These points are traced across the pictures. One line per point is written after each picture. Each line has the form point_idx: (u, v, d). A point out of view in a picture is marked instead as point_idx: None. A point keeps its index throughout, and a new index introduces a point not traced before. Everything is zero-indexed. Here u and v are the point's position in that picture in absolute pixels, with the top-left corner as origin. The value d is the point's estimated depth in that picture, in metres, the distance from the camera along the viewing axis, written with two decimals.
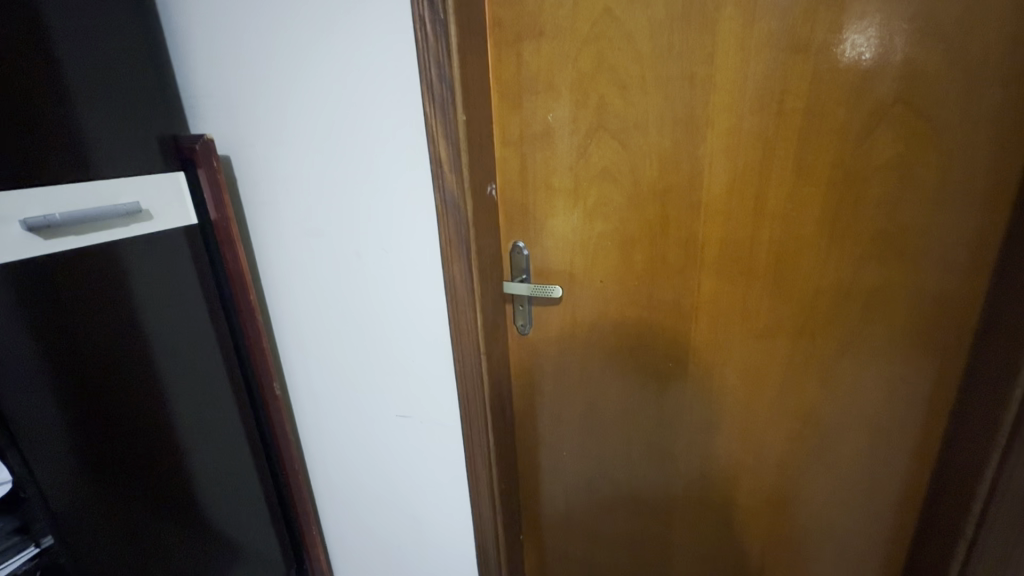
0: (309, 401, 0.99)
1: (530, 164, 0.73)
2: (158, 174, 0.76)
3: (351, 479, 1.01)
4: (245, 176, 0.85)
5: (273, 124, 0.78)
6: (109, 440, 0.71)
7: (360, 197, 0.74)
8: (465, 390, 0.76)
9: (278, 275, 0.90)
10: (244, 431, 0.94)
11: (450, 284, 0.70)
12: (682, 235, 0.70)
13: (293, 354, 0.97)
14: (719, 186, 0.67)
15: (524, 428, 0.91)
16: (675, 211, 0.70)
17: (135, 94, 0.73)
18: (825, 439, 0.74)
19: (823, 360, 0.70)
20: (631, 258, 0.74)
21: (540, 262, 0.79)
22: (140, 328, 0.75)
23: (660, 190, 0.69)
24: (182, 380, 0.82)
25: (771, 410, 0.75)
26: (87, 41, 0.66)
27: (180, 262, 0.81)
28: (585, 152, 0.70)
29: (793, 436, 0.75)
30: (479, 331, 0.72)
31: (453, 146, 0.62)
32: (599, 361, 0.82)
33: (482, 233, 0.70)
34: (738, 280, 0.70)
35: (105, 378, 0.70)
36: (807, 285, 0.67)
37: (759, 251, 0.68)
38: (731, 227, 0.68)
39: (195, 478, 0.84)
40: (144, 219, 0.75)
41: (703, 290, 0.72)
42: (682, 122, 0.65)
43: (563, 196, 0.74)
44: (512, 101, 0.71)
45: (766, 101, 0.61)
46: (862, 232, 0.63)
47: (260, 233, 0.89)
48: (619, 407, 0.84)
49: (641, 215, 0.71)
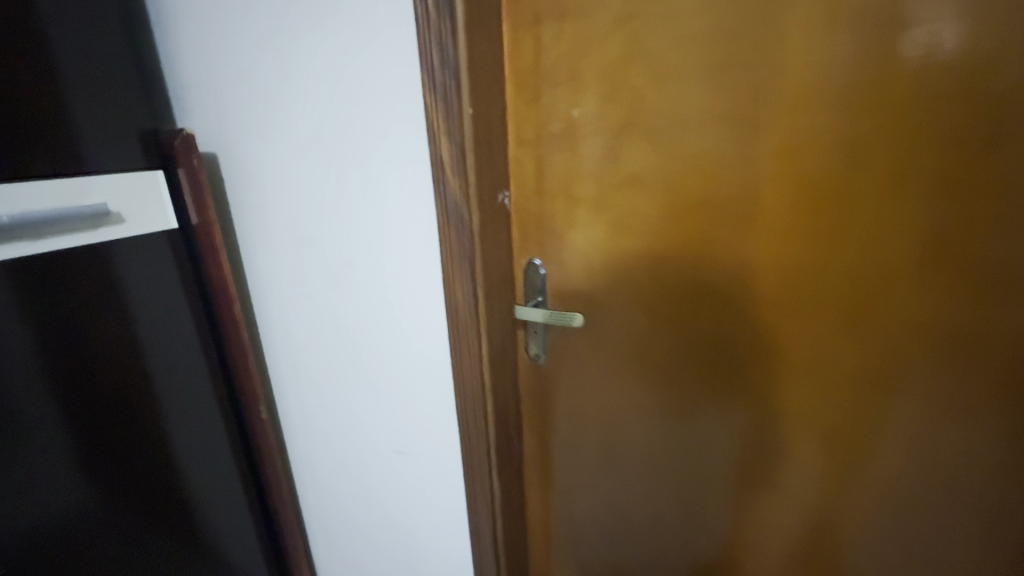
0: (301, 424, 0.90)
1: (549, 169, 0.63)
2: (132, 172, 0.68)
3: (345, 511, 0.92)
4: (229, 175, 0.77)
5: (261, 121, 0.69)
6: (82, 461, 0.64)
7: (355, 207, 0.66)
8: (467, 428, 0.67)
9: (270, 287, 0.81)
10: (233, 456, 0.86)
11: (451, 306, 0.60)
12: (705, 258, 0.60)
13: (283, 373, 0.88)
14: (746, 202, 0.56)
15: (533, 466, 0.82)
16: (717, 229, 0.59)
17: (119, 85, 0.66)
18: (869, 502, 0.62)
19: (886, 410, 0.58)
20: (665, 281, 0.63)
21: (557, 282, 0.69)
22: (139, 340, 0.70)
23: (702, 202, 0.58)
24: (180, 397, 0.76)
25: (809, 466, 0.64)
26: (70, 25, 0.60)
27: (165, 270, 0.73)
28: (614, 156, 0.60)
29: (836, 498, 0.64)
30: (484, 363, 0.63)
31: (457, 146, 0.52)
32: (623, 397, 0.71)
33: (491, 250, 0.60)
34: (764, 311, 0.60)
35: (88, 394, 0.65)
36: (848, 320, 0.56)
37: (790, 279, 0.57)
38: (758, 250, 0.58)
39: (192, 503, 0.78)
40: (117, 223, 0.66)
41: (743, 322, 0.61)
42: (732, 121, 0.54)
43: (585, 209, 0.64)
44: (530, 95, 0.61)
45: (840, 96, 0.50)
46: (914, 261, 0.52)
47: (247, 240, 0.80)
48: (643, 450, 0.73)
49: (676, 232, 0.60)
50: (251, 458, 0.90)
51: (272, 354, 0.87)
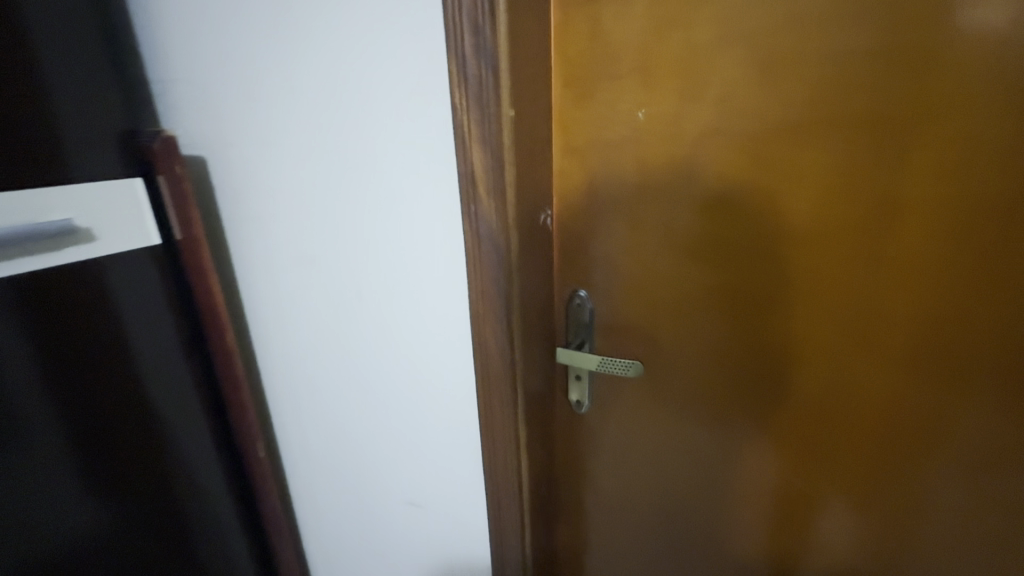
0: (304, 459, 0.80)
1: (602, 181, 0.53)
2: (107, 181, 0.58)
3: (354, 557, 0.82)
4: (220, 184, 0.67)
5: (255, 122, 0.59)
6: (55, 507, 0.56)
7: (366, 226, 0.56)
8: (494, 486, 0.57)
9: (270, 310, 0.71)
10: (230, 495, 0.76)
11: (480, 348, 0.50)
12: (737, 283, 0.51)
13: (284, 403, 0.78)
14: (789, 219, 0.48)
15: (566, 516, 0.73)
16: (779, 250, 0.49)
17: (93, 82, 0.57)
18: (912, 562, 0.55)
19: (970, 456, 0.48)
20: (721, 312, 0.53)
21: (604, 315, 0.59)
22: (145, 359, 0.63)
23: (783, 220, 0.48)
24: (184, 421, 0.69)
25: (854, 524, 0.56)
26: (33, 12, 0.52)
27: (153, 294, 0.64)
28: (684, 168, 0.49)
29: (881, 558, 0.56)
30: (519, 415, 0.53)
31: (494, 160, 0.42)
32: (675, 448, 0.61)
33: (530, 281, 0.50)
34: (797, 345, 0.51)
35: (95, 414, 0.59)
36: (893, 359, 0.48)
37: (829, 309, 0.49)
38: (795, 274, 0.49)
39: (197, 537, 0.71)
40: (84, 240, 0.56)
41: (801, 353, 0.51)
42: (821, 127, 0.44)
43: (644, 232, 0.53)
44: (584, 93, 0.50)
45: (963, 85, 0.39)
46: (978, 290, 0.44)
47: (242, 256, 0.70)
48: (696, 507, 0.63)
49: (743, 253, 0.50)
50: (247, 499, 0.79)
51: (271, 383, 0.77)
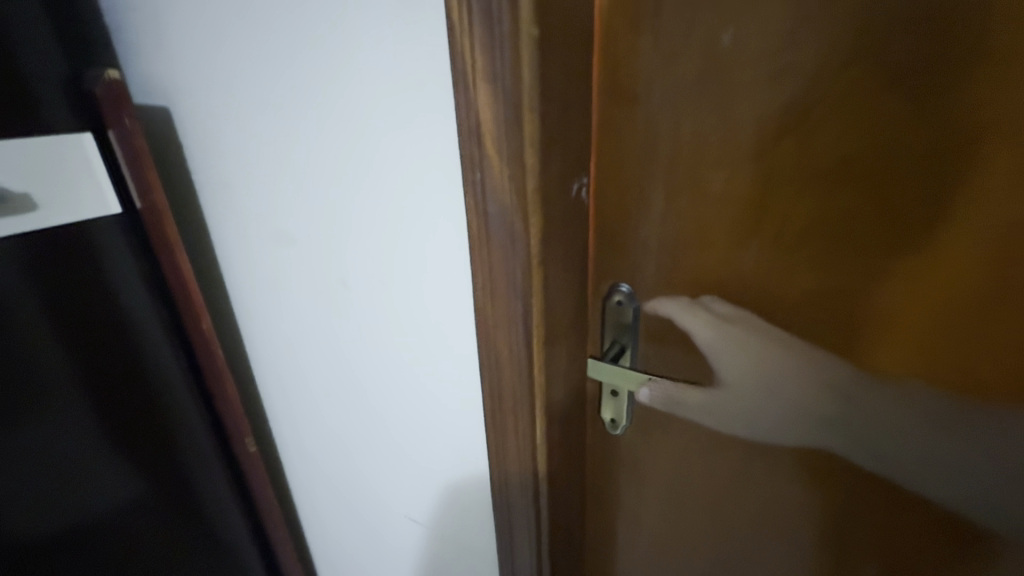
0: (299, 460, 0.71)
1: (662, 141, 0.39)
2: (50, 137, 0.48)
3: (357, 561, 0.74)
4: (187, 140, 0.55)
5: (218, 62, 0.47)
6: (64, 476, 0.54)
7: (340, 198, 0.45)
8: (506, 516, 0.47)
9: (251, 295, 0.60)
10: (233, 486, 0.70)
11: (490, 356, 0.40)
12: (810, 263, 0.38)
13: (274, 399, 0.68)
14: (908, 190, 0.33)
15: (592, 547, 0.61)
16: (865, 223, 0.35)
17: (28, 7, 0.46)
18: (882, 435, 0.41)
19: None
20: (782, 306, 0.40)
21: (654, 318, 0.45)
22: (153, 328, 0.59)
23: (882, 184, 0.34)
24: (196, 396, 0.64)
25: (874, 434, 0.41)
26: None
27: (127, 267, 0.56)
28: (777, 122, 0.35)
29: (841, 427, 0.42)
30: (539, 444, 0.42)
31: (508, 108, 0.30)
32: (734, 482, 0.49)
33: (556, 275, 0.38)
34: (878, 355, 0.39)
35: (108, 379, 0.56)
36: (998, 378, 0.36)
37: (926, 314, 0.36)
38: (893, 262, 0.36)
39: (212, 512, 0.68)
40: (23, 209, 0.47)
41: (882, 358, 0.39)
42: (1010, 72, 0.29)
43: (711, 210, 0.40)
44: (640, 7, 0.35)
45: None
46: None
47: (219, 230, 0.59)
48: (756, 548, 0.52)
49: (821, 229, 0.37)
50: (244, 496, 0.72)
51: (263, 374, 0.67)
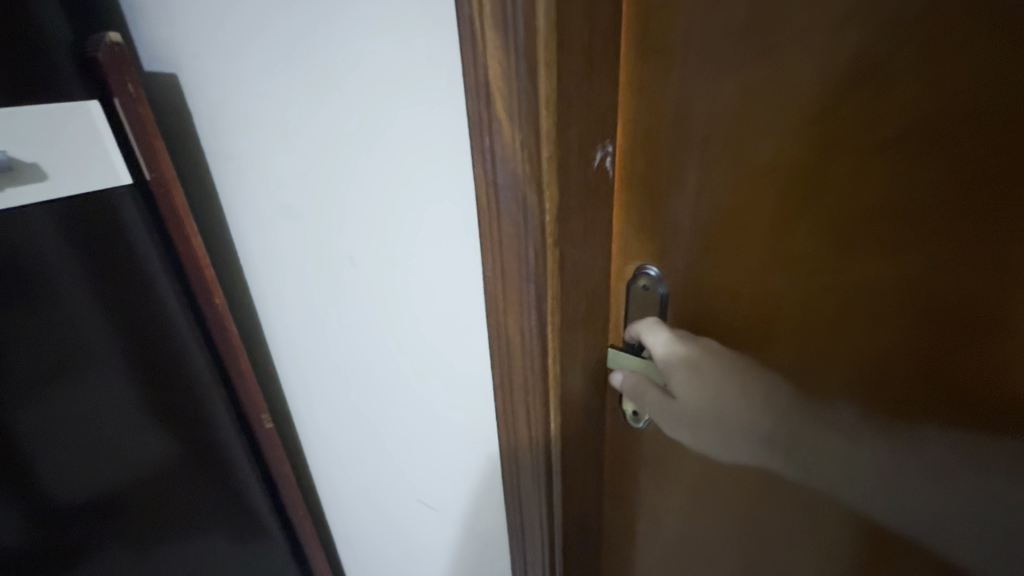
0: (317, 439, 0.71)
1: (697, 105, 0.34)
2: (56, 104, 0.46)
3: (373, 541, 0.75)
4: (196, 109, 0.53)
5: (220, 23, 0.44)
6: (83, 452, 0.54)
7: (346, 171, 0.42)
8: (518, 505, 0.45)
9: (264, 272, 0.59)
10: (254, 461, 0.70)
11: (502, 341, 0.37)
12: (867, 251, 0.33)
13: (293, 379, 0.67)
14: (993, 170, 0.28)
15: (611, 537, 0.58)
16: (946, 203, 0.30)
17: None
18: (857, 450, 0.38)
19: None
20: (836, 296, 0.35)
21: (682, 302, 0.42)
22: (170, 304, 0.58)
23: (970, 156, 0.28)
24: (214, 372, 0.64)
25: (932, 450, 0.36)
26: None
27: (142, 242, 0.55)
28: (836, 81, 0.30)
29: (814, 436, 0.40)
30: (552, 436, 0.40)
31: (519, 63, 0.26)
32: (766, 483, 0.45)
33: (573, 254, 0.34)
34: (942, 363, 0.33)
35: (125, 356, 0.55)
36: None
37: (1003, 322, 0.31)
38: (972, 255, 0.30)
39: (234, 488, 0.68)
40: (32, 179, 0.46)
41: (956, 366, 0.33)
42: None
43: (755, 184, 0.35)
44: None
45: None
46: None
47: (231, 204, 0.57)
48: (786, 553, 0.48)
49: (888, 210, 0.31)
50: (264, 472, 0.72)
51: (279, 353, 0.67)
